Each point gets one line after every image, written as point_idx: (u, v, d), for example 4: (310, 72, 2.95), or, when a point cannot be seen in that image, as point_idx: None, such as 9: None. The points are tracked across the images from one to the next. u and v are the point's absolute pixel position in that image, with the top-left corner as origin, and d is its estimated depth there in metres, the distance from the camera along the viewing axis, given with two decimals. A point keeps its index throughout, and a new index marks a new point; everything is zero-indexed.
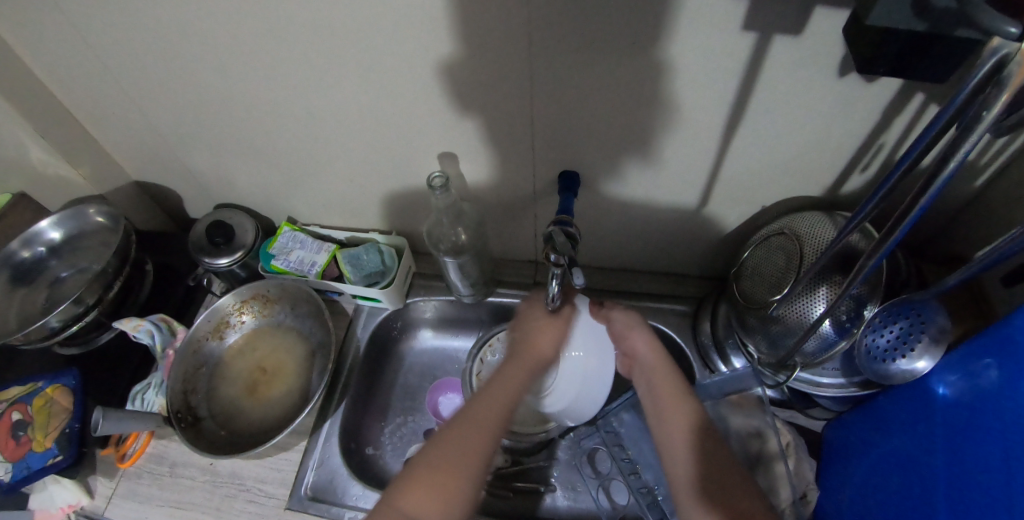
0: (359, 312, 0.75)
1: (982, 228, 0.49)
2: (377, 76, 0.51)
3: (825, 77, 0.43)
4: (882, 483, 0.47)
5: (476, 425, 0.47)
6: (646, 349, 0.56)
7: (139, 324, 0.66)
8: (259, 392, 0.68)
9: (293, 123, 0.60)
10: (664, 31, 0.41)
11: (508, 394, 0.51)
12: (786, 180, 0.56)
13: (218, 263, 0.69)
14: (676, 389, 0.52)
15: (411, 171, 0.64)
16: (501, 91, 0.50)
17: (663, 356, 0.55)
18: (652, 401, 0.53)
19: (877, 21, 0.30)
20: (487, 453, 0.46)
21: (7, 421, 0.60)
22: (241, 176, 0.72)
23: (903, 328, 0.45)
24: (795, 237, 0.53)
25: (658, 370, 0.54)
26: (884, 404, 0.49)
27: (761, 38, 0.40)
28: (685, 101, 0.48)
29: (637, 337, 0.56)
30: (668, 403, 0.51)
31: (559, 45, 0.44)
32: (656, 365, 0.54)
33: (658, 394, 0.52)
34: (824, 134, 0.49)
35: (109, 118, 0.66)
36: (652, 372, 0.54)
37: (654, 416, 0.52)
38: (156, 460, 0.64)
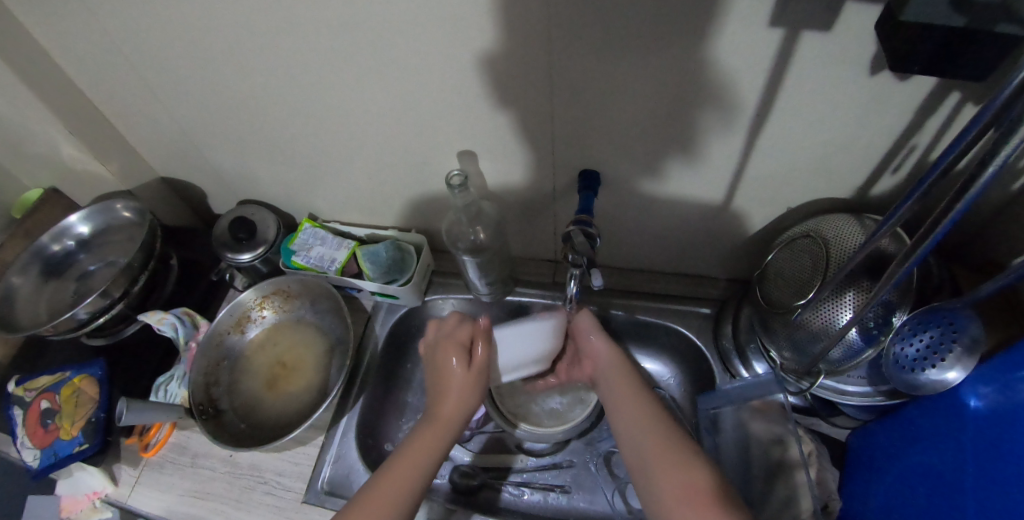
0: (377, 308, 0.75)
1: (1021, 233, 0.47)
2: (398, 75, 0.51)
3: (856, 75, 0.42)
4: (909, 497, 0.46)
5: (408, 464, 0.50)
6: (604, 351, 0.59)
7: (163, 317, 0.67)
8: (279, 386, 0.69)
9: (315, 120, 0.60)
10: (687, 28, 0.40)
11: (434, 438, 0.52)
12: (813, 181, 0.55)
13: (241, 258, 0.70)
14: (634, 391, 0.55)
15: (431, 169, 0.64)
16: (521, 89, 0.49)
17: (619, 355, 0.59)
18: (613, 397, 0.55)
19: (912, 19, 0.28)
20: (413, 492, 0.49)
21: (36, 410, 0.62)
22: (263, 172, 0.73)
23: (934, 336, 0.42)
24: (822, 240, 0.52)
25: (617, 370, 0.57)
26: (912, 413, 0.47)
27: (790, 35, 0.39)
28: (709, 100, 0.47)
29: (597, 340, 0.60)
30: (627, 396, 0.54)
31: (580, 43, 0.44)
32: (612, 367, 0.58)
33: (618, 390, 0.55)
34: (853, 134, 0.48)
35: (135, 114, 0.67)
36: (608, 374, 0.58)
37: (613, 411, 0.54)
38: (178, 451, 0.65)
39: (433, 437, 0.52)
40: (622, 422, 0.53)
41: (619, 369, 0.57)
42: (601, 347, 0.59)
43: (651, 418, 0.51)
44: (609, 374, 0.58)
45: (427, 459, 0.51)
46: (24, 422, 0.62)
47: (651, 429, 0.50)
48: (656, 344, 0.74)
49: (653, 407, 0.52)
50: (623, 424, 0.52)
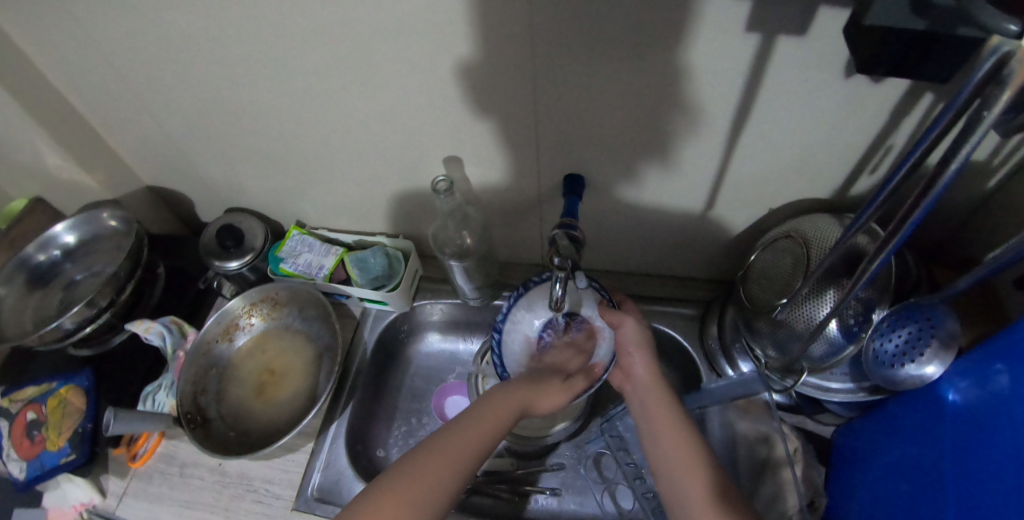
0: (366, 314, 0.75)
1: (996, 231, 0.48)
2: (381, 82, 0.51)
3: (832, 77, 0.43)
4: (891, 491, 0.46)
5: (478, 423, 0.49)
6: (646, 369, 0.52)
7: (150, 326, 0.67)
8: (267, 393, 0.69)
9: (298, 127, 0.61)
10: (664, 34, 0.41)
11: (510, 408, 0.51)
12: (794, 182, 0.56)
13: (228, 266, 0.71)
14: (672, 414, 0.49)
15: (416, 175, 0.65)
16: (504, 95, 0.50)
17: (660, 376, 0.52)
18: (647, 424, 0.50)
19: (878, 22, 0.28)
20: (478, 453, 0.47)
21: (22, 421, 0.62)
22: (250, 180, 0.73)
23: (912, 332, 0.43)
24: (802, 240, 0.53)
25: (656, 394, 0.51)
26: (893, 409, 0.48)
27: (765, 39, 0.40)
28: (689, 104, 0.48)
29: (638, 357, 0.53)
30: (662, 421, 0.49)
31: (562, 49, 0.44)
32: (652, 389, 0.51)
33: (654, 417, 0.49)
34: (830, 136, 0.49)
35: (120, 122, 0.67)
36: (644, 392, 0.52)
37: (649, 435, 0.49)
38: (166, 460, 0.65)
39: (490, 421, 0.49)
40: (657, 452, 0.48)
41: (656, 386, 0.51)
42: (641, 362, 0.53)
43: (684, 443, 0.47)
44: (648, 393, 0.51)
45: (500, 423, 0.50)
46: (10, 433, 0.61)
47: (687, 466, 0.45)
48: None
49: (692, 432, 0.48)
50: (660, 453, 0.48)
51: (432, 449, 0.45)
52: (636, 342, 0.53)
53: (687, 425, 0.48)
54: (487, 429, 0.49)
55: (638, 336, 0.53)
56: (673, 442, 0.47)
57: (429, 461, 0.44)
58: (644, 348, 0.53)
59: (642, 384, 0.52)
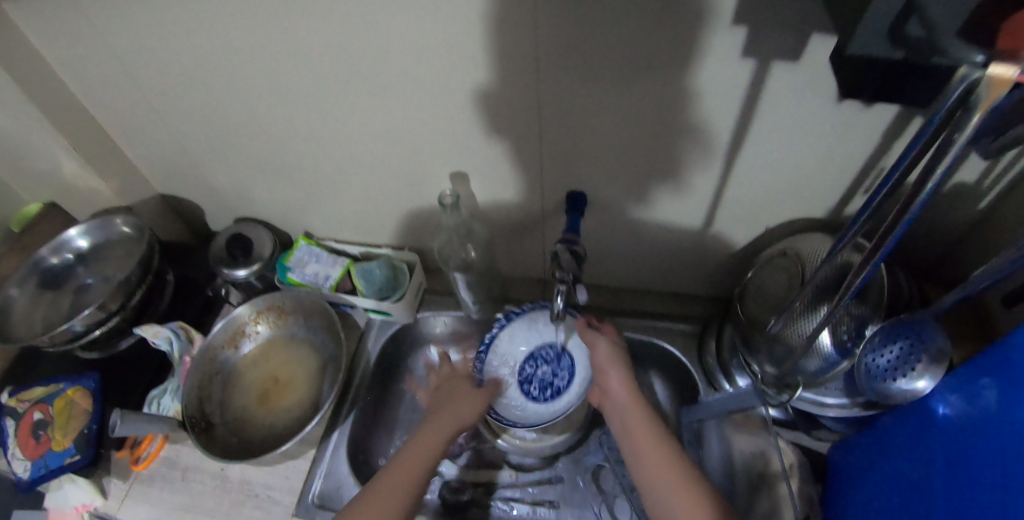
0: (370, 325, 0.77)
1: (986, 252, 0.49)
2: (392, 99, 0.54)
3: (825, 101, 0.45)
4: (883, 507, 0.46)
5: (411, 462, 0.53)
6: (621, 387, 0.56)
7: (159, 330, 0.68)
8: (271, 401, 0.70)
9: (311, 142, 0.63)
10: (665, 57, 0.43)
11: (434, 442, 0.55)
12: (789, 203, 0.58)
13: (236, 274, 0.73)
14: (651, 429, 0.51)
15: (423, 190, 0.67)
16: (510, 111, 0.52)
17: (637, 392, 0.55)
18: (627, 438, 0.52)
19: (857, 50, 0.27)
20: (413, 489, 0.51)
21: (28, 421, 0.62)
22: (261, 191, 0.75)
23: (903, 348, 0.44)
24: (798, 258, 0.55)
25: (634, 410, 0.53)
26: (887, 425, 0.48)
27: (760, 64, 0.42)
28: (688, 126, 0.50)
29: (614, 375, 0.56)
30: (643, 439, 0.51)
31: (566, 70, 0.46)
32: (630, 405, 0.54)
33: (633, 432, 0.52)
34: (825, 157, 0.51)
35: (138, 132, 0.69)
36: (624, 409, 0.54)
37: (630, 453, 0.51)
38: (168, 465, 0.66)
39: (419, 455, 0.53)
40: (637, 465, 0.50)
41: (632, 401, 0.54)
42: (613, 378, 0.56)
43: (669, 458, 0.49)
44: (626, 409, 0.54)
45: (428, 457, 0.54)
46: (15, 433, 0.61)
47: (674, 482, 0.47)
48: (643, 361, 0.76)
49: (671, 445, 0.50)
50: (641, 470, 0.50)
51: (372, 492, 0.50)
52: (610, 361, 0.57)
53: (667, 437, 0.51)
54: (424, 456, 0.53)
55: (611, 356, 0.57)
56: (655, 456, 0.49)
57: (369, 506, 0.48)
58: (618, 365, 0.57)
59: (619, 399, 0.55)
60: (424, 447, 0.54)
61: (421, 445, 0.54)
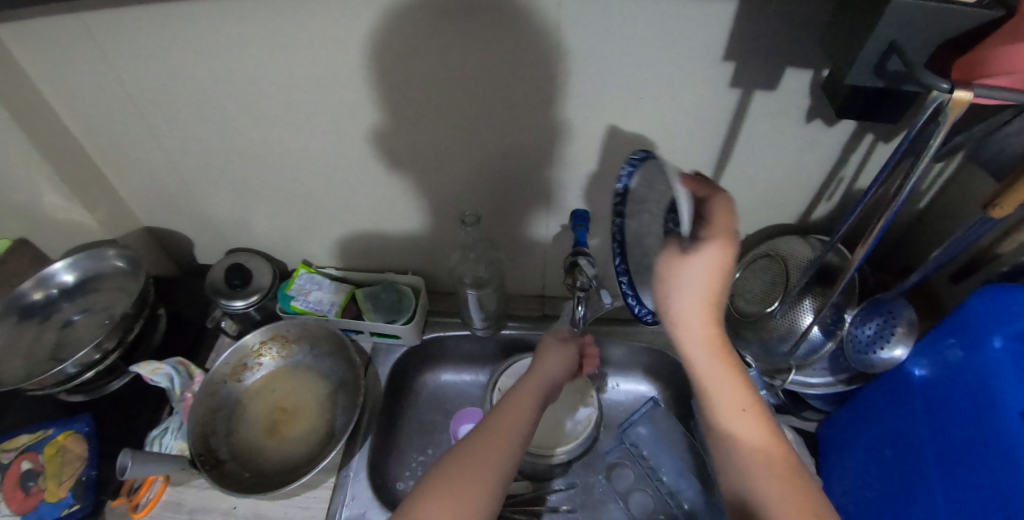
0: (377, 350, 0.76)
1: (925, 244, 0.60)
2: (416, 124, 0.57)
3: (797, 122, 0.54)
4: (877, 464, 0.54)
5: (509, 420, 0.48)
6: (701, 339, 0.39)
7: (157, 367, 0.65)
8: (280, 432, 0.66)
9: (324, 167, 0.64)
10: (670, 87, 0.51)
11: (526, 407, 0.50)
12: (767, 210, 0.66)
13: (234, 306, 0.69)
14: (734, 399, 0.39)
15: (434, 212, 0.69)
16: (529, 133, 0.57)
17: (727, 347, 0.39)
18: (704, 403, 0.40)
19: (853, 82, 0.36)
20: (511, 452, 0.45)
21: (16, 471, 0.59)
22: (262, 220, 0.74)
23: (879, 323, 0.53)
24: (780, 258, 0.62)
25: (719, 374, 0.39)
26: (867, 393, 0.56)
27: (745, 93, 0.51)
28: (686, 144, 0.57)
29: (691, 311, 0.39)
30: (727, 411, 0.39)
31: (585, 97, 0.52)
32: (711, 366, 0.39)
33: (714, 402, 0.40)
34: (796, 170, 0.60)
35: (131, 161, 0.67)
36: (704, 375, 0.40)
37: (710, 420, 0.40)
38: (172, 509, 0.61)
39: (514, 421, 0.48)
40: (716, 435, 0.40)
41: (717, 353, 0.39)
42: (697, 311, 0.38)
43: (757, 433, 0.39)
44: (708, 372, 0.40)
45: (525, 418, 0.49)
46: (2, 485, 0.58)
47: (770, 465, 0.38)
48: None
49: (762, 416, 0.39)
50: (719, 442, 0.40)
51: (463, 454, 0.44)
52: (705, 286, 0.37)
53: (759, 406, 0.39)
54: (521, 415, 0.49)
55: (706, 283, 0.37)
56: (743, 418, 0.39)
57: (437, 501, 0.40)
58: (715, 287, 0.37)
59: (697, 349, 0.39)
60: (518, 404, 0.50)
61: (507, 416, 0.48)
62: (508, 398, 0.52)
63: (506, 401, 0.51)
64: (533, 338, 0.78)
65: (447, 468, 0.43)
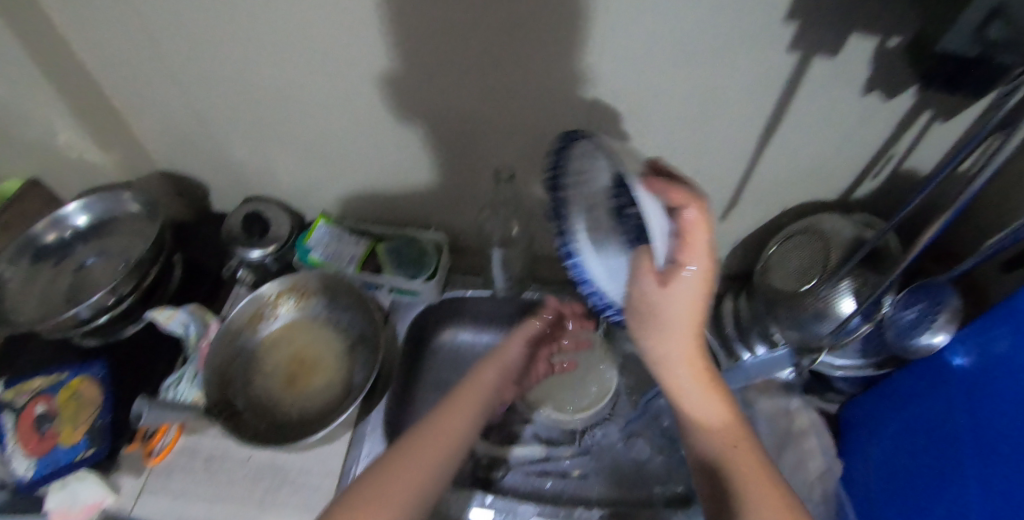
0: (396, 306, 0.74)
1: (975, 230, 0.58)
2: (449, 74, 0.54)
3: (853, 94, 0.51)
4: (902, 450, 0.54)
5: (439, 435, 0.43)
6: (682, 355, 0.38)
7: (172, 315, 0.64)
8: (298, 384, 0.64)
9: (349, 117, 0.62)
10: (724, 49, 0.48)
11: (460, 421, 0.45)
12: (811, 184, 0.63)
13: (252, 255, 0.67)
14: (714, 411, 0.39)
15: (461, 168, 0.67)
16: (568, 89, 0.54)
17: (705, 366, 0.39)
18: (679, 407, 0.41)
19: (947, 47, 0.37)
20: (443, 462, 0.42)
21: (30, 414, 0.59)
22: (282, 167, 0.72)
23: (921, 308, 0.51)
24: (819, 235, 0.61)
25: (699, 386, 0.39)
26: (902, 377, 0.55)
27: (803, 59, 0.48)
28: (733, 110, 0.54)
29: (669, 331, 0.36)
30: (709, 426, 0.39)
31: (632, 54, 0.49)
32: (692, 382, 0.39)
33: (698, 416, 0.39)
34: (845, 144, 0.57)
35: (145, 100, 0.64)
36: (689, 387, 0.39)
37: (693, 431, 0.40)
38: (188, 455, 0.61)
39: (446, 437, 0.43)
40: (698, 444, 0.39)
41: (696, 369, 0.39)
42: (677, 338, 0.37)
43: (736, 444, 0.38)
44: (688, 388, 0.39)
45: (462, 425, 0.45)
46: (16, 427, 0.58)
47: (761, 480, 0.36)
48: None
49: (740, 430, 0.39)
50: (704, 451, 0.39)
51: (390, 466, 0.40)
52: (687, 310, 0.34)
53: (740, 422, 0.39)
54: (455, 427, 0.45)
55: (689, 307, 0.34)
56: (736, 453, 0.37)
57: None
58: (695, 313, 0.35)
59: (681, 367, 0.39)
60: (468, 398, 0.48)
61: (439, 430, 0.44)
62: (441, 406, 0.47)
63: (438, 411, 0.46)
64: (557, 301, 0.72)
65: (373, 489, 0.38)
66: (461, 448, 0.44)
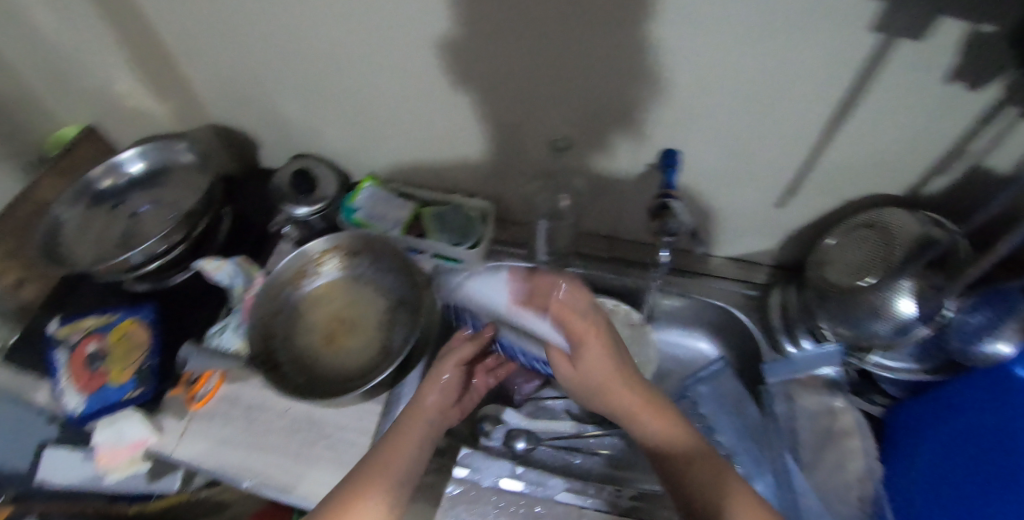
0: (438, 271, 0.72)
1: None
2: (506, 41, 0.53)
3: (934, 82, 0.48)
4: (953, 456, 0.50)
5: (403, 442, 0.51)
6: (625, 391, 0.51)
7: (219, 265, 0.66)
8: (336, 341, 0.65)
9: (401, 79, 0.61)
10: (800, 26, 0.45)
11: (412, 435, 0.52)
12: (877, 175, 0.60)
13: (298, 212, 0.68)
14: (670, 428, 0.49)
15: (512, 137, 0.66)
16: (630, 61, 0.52)
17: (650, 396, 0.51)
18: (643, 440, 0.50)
19: None
20: (414, 466, 0.50)
21: (83, 352, 0.64)
22: (331, 125, 0.71)
23: (991, 314, 0.50)
24: (885, 231, 0.58)
25: (652, 414, 0.50)
26: (960, 385, 0.52)
27: (885, 41, 0.45)
28: (803, 92, 0.52)
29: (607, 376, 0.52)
30: (670, 440, 0.48)
31: (701, 27, 0.47)
32: (646, 410, 0.50)
33: (658, 434, 0.49)
34: (919, 135, 0.54)
35: (200, 52, 0.64)
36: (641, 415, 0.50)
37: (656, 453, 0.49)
38: (229, 403, 0.62)
39: (411, 441, 0.51)
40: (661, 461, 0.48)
41: (643, 401, 0.51)
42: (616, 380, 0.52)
43: (691, 445, 0.47)
44: (645, 417, 0.50)
45: (415, 440, 0.52)
46: (70, 364, 0.64)
47: (716, 474, 0.44)
48: None
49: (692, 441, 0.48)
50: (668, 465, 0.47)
51: (364, 472, 0.48)
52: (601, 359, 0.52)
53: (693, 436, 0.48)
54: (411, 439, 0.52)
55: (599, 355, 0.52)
56: (692, 461, 0.46)
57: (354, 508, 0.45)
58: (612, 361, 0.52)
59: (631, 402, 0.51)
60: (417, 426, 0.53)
61: (399, 441, 0.51)
62: (399, 421, 0.54)
63: (396, 425, 0.53)
64: (604, 279, 0.75)
65: (353, 484, 0.47)
66: (417, 453, 0.51)
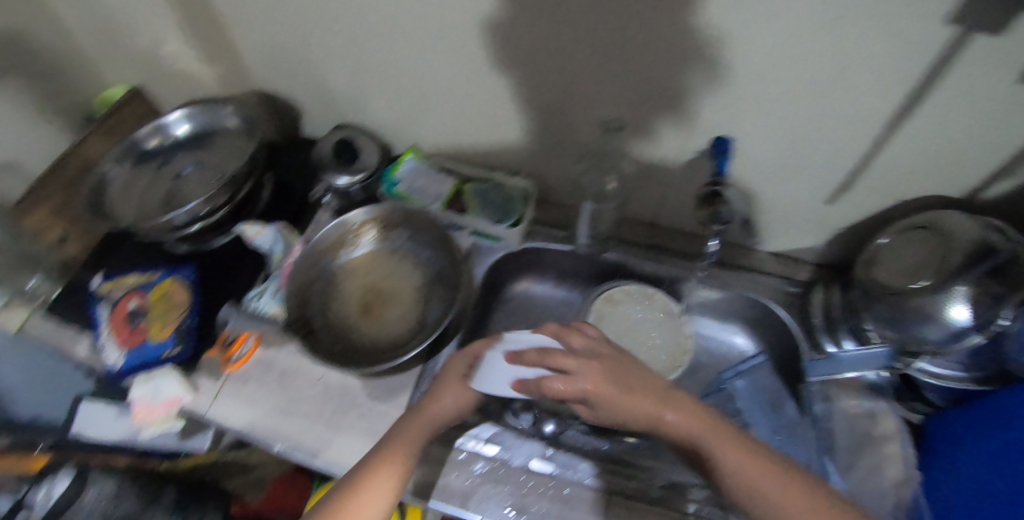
0: (474, 250, 0.72)
1: None
2: (562, 18, 0.52)
3: (1010, 80, 0.46)
4: (996, 471, 0.48)
5: (406, 442, 0.48)
6: (648, 403, 0.47)
7: (260, 231, 0.67)
8: (372, 312, 0.65)
9: (450, 54, 0.60)
10: (874, 15, 0.44)
11: (417, 436, 0.49)
12: (938, 175, 0.58)
13: (339, 181, 0.68)
14: (697, 420, 0.45)
15: (559, 117, 0.64)
16: (690, 44, 0.51)
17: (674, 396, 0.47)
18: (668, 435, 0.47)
19: None
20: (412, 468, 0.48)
21: (125, 308, 0.65)
22: (376, 96, 0.71)
23: None
24: (941, 233, 0.56)
25: (678, 414, 0.46)
26: (1007, 396, 0.50)
27: (962, 34, 0.43)
28: (868, 84, 0.50)
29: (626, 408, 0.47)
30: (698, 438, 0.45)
31: (769, 11, 0.45)
32: (670, 411, 0.46)
33: (685, 431, 0.45)
34: (988, 135, 0.52)
35: (249, 16, 0.64)
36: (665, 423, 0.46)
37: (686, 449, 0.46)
38: (264, 367, 0.63)
39: (411, 440, 0.48)
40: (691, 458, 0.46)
41: (667, 405, 0.46)
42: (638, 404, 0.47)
43: (723, 440, 0.44)
44: (671, 420, 0.46)
45: (422, 436, 0.49)
46: (111, 317, 0.65)
47: (756, 471, 0.42)
48: None
49: (724, 433, 0.45)
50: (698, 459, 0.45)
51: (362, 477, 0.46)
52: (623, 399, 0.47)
53: (722, 427, 0.45)
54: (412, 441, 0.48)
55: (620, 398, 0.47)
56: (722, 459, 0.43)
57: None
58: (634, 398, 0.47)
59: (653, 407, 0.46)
60: (419, 425, 0.50)
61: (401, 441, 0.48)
62: (402, 421, 0.50)
63: (399, 424, 0.50)
64: (643, 267, 0.74)
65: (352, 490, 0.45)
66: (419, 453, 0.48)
